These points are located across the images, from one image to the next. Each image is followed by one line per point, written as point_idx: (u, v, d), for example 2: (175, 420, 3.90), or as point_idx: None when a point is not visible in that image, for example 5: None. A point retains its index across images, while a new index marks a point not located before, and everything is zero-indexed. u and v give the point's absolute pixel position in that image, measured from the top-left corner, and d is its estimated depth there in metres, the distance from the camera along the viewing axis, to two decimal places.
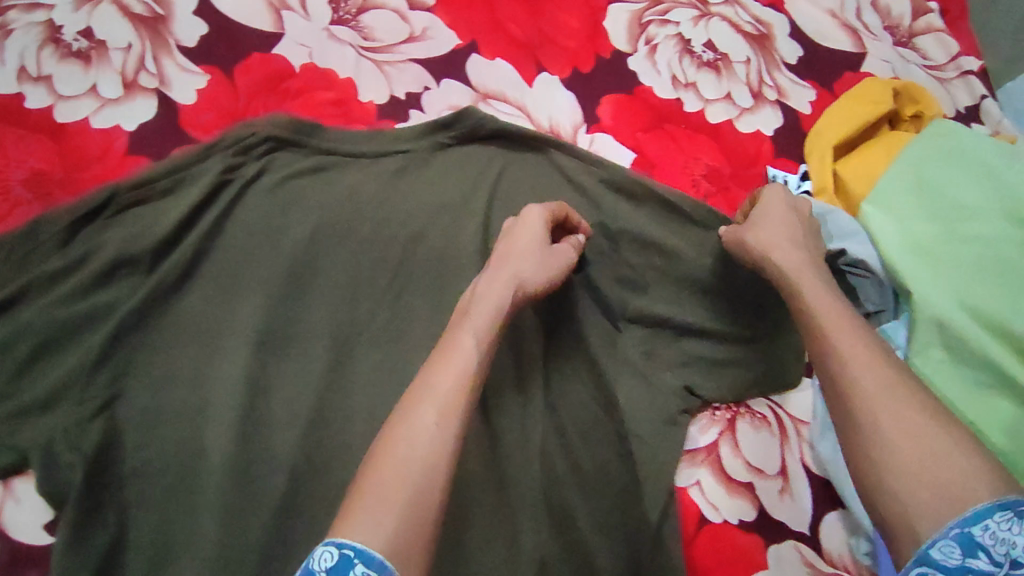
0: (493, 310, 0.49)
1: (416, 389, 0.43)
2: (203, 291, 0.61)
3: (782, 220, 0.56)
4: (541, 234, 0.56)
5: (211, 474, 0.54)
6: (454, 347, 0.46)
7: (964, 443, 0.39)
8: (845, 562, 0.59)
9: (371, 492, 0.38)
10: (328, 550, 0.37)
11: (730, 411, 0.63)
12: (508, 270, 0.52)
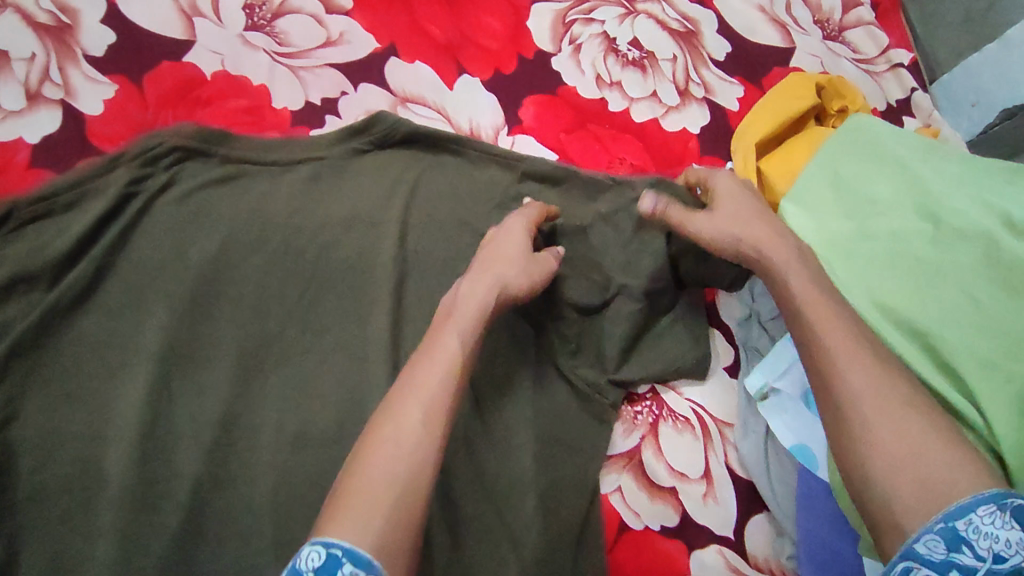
0: (477, 314, 0.49)
1: (401, 389, 0.43)
2: (105, 306, 0.58)
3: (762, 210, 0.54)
4: (524, 241, 0.56)
5: (109, 498, 0.52)
6: (435, 347, 0.46)
7: (905, 444, 0.38)
8: (771, 565, 0.57)
9: (358, 490, 0.38)
10: (315, 550, 0.35)
11: (652, 415, 0.61)
12: (492, 272, 0.52)
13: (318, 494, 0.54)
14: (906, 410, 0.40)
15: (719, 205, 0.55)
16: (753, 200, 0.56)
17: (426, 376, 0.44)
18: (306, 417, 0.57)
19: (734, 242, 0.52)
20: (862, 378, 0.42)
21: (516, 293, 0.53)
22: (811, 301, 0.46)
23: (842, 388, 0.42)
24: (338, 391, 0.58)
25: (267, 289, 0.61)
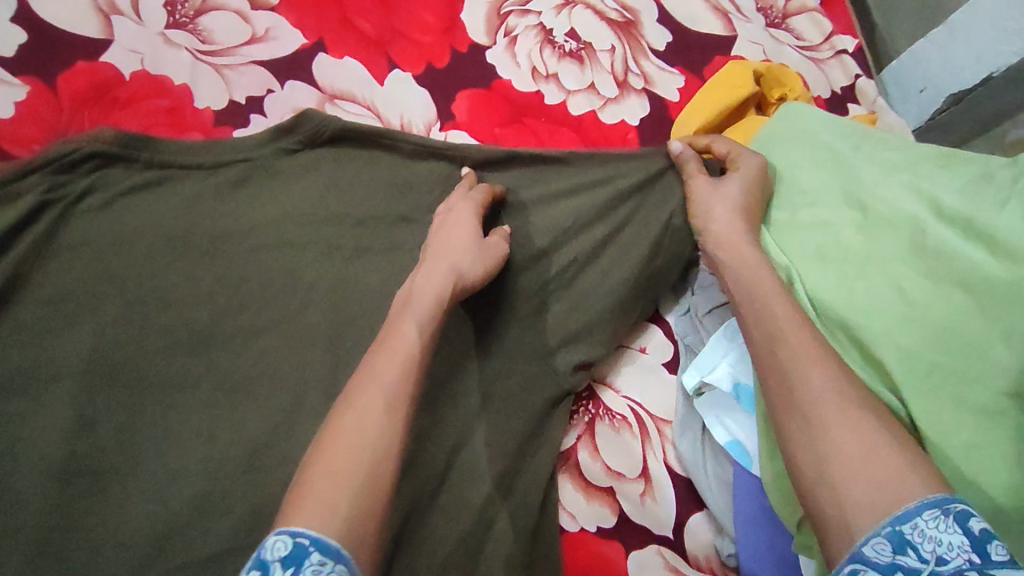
0: (434, 301, 0.48)
1: (359, 376, 0.42)
2: (20, 318, 0.55)
3: (752, 210, 0.55)
4: (473, 226, 0.55)
5: (21, 516, 0.49)
6: (395, 336, 0.45)
7: (856, 438, 0.37)
8: (711, 563, 0.55)
9: (318, 480, 0.37)
10: (281, 539, 0.34)
11: (588, 414, 0.60)
12: (446, 262, 0.51)
13: (256, 502, 0.52)
14: (860, 413, 0.38)
15: (725, 182, 0.56)
16: (753, 198, 0.55)
17: (383, 360, 0.43)
18: (236, 425, 0.55)
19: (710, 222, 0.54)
20: (821, 381, 0.40)
21: (473, 283, 0.53)
22: (772, 297, 0.47)
23: (802, 387, 0.40)
24: (268, 397, 0.56)
25: (195, 294, 0.58)
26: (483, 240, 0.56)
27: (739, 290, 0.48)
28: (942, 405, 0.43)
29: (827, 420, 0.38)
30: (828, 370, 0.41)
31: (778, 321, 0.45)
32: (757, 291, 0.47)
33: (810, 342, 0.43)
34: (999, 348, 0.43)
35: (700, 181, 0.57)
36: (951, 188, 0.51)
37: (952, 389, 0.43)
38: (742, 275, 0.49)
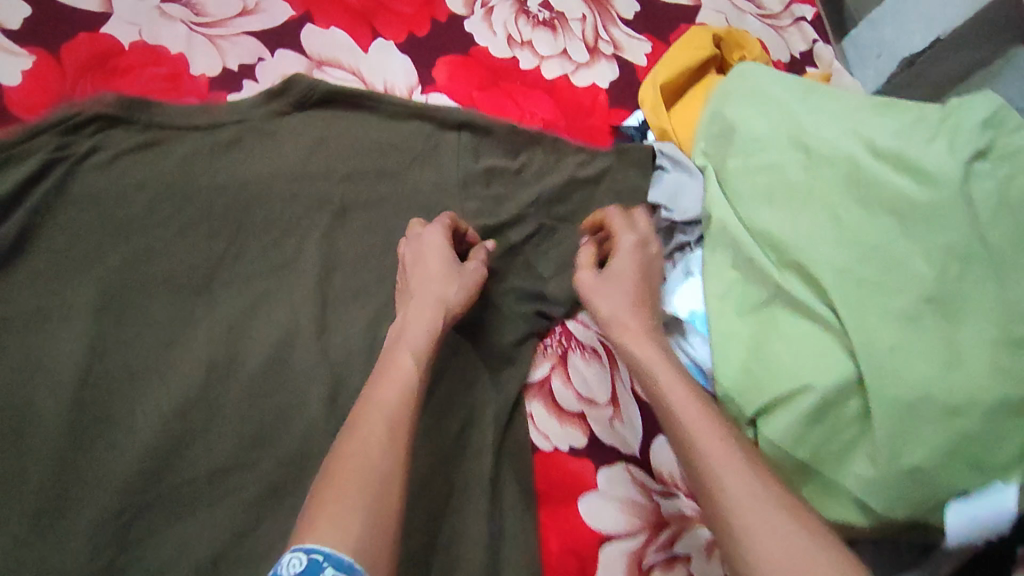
0: (427, 333, 0.54)
1: (364, 407, 0.47)
2: (34, 267, 0.59)
3: (643, 297, 0.56)
4: (450, 256, 0.59)
5: (45, 442, 0.54)
6: (392, 368, 0.50)
7: (783, 535, 0.38)
8: (675, 479, 0.61)
9: (329, 503, 0.40)
10: (296, 557, 0.38)
11: (560, 347, 0.65)
12: (432, 298, 0.56)
13: (257, 426, 0.58)
14: (779, 509, 0.40)
15: (611, 274, 0.58)
16: (640, 280, 0.57)
17: (384, 394, 0.48)
18: (236, 360, 0.60)
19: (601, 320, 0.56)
20: (736, 480, 0.41)
21: (459, 310, 0.58)
22: (678, 398, 0.47)
23: (720, 489, 0.41)
24: (266, 335, 0.61)
25: (193, 245, 0.63)
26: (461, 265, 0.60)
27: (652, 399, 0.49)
28: (868, 314, 0.48)
29: (748, 532, 0.39)
30: (738, 469, 0.42)
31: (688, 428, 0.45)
32: (664, 391, 0.48)
33: (716, 443, 0.44)
34: (917, 263, 0.48)
35: (586, 278, 0.58)
36: (886, 130, 0.56)
37: (875, 298, 0.49)
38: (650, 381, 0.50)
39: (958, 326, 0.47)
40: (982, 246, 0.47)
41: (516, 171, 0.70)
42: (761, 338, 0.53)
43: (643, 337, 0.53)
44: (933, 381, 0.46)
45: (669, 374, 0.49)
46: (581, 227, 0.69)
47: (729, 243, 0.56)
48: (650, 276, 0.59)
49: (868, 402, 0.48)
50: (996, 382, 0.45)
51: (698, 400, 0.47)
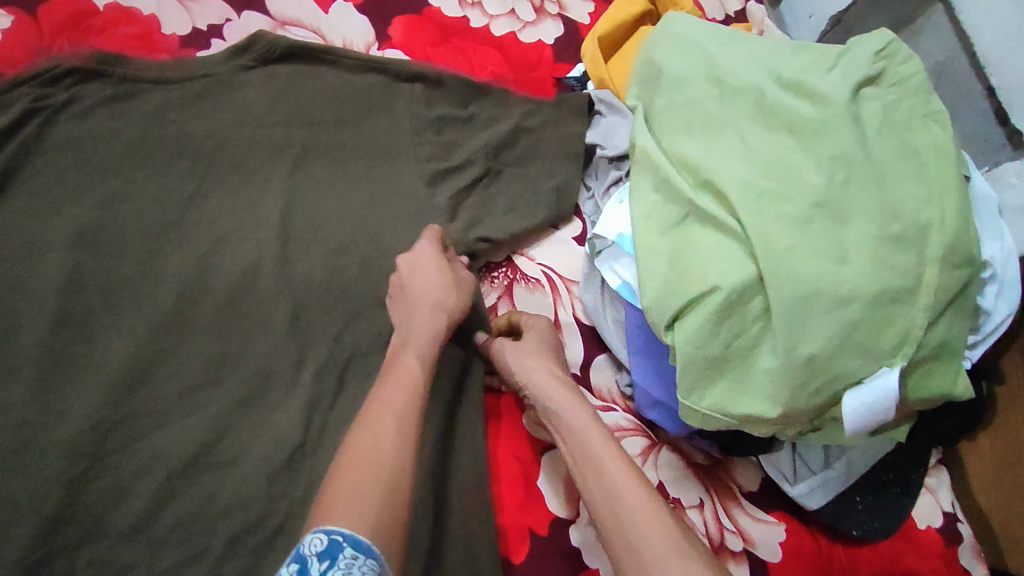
0: (430, 337, 0.57)
1: (374, 407, 0.49)
2: (14, 206, 0.63)
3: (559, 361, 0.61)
4: (446, 263, 0.62)
5: (25, 363, 0.58)
6: (400, 373, 0.52)
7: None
8: (613, 395, 0.68)
9: (345, 491, 0.44)
10: (317, 537, 0.41)
11: (506, 279, 0.72)
12: (433, 303, 0.59)
13: (226, 349, 0.63)
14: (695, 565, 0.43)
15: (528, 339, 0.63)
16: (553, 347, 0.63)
17: (392, 394, 0.51)
18: (205, 289, 0.65)
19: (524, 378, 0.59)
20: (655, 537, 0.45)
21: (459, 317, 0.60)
22: (606, 455, 0.52)
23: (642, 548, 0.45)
24: (234, 268, 0.66)
25: (165, 186, 0.67)
26: (456, 274, 0.62)
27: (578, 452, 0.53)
28: (767, 220, 0.54)
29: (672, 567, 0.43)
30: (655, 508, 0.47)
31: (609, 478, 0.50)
32: (590, 447, 0.53)
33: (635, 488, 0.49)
34: (810, 172, 0.54)
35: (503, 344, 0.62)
36: (792, 65, 0.61)
37: (774, 205, 0.54)
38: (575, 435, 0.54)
39: (845, 226, 0.53)
40: (864, 157, 0.54)
41: (466, 117, 0.75)
42: (679, 250, 0.58)
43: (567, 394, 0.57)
44: (824, 276, 0.52)
45: (592, 427, 0.54)
46: (530, 170, 0.74)
47: (650, 168, 0.62)
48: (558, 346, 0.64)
49: (768, 298, 0.54)
50: (877, 276, 0.52)
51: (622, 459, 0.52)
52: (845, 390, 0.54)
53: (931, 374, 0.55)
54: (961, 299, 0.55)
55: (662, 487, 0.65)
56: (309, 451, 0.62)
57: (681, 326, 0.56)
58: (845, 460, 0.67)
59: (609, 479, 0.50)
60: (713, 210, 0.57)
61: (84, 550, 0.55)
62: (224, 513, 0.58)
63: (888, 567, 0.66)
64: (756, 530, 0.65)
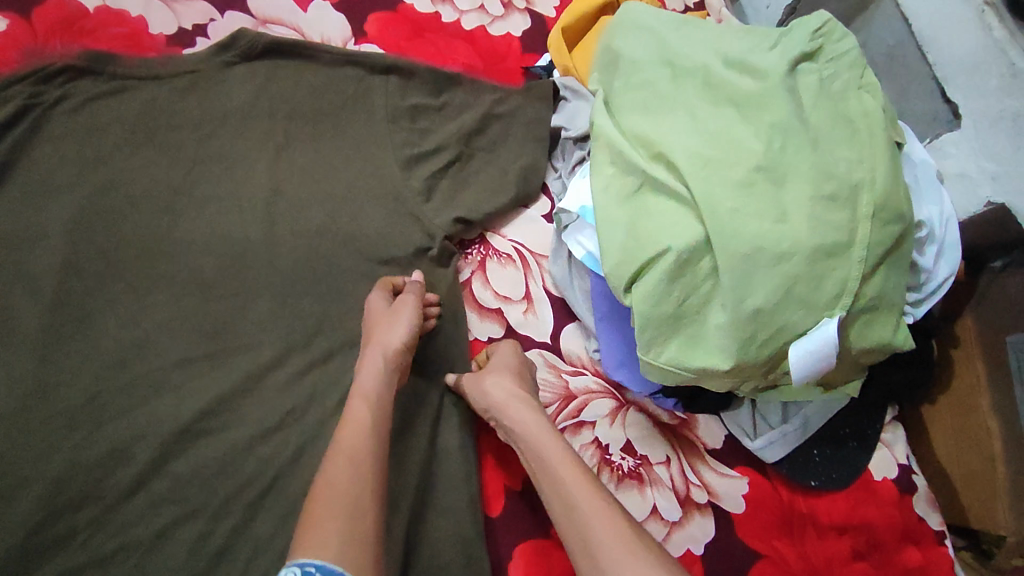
0: (371, 377, 0.59)
1: (332, 450, 0.53)
2: (10, 193, 0.67)
3: (522, 377, 0.64)
4: (381, 307, 0.65)
5: (23, 339, 0.62)
6: (347, 417, 0.56)
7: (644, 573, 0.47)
8: (583, 361, 0.72)
9: (312, 529, 0.47)
10: (291, 570, 0.45)
11: (480, 255, 0.76)
12: (371, 347, 0.62)
13: (213, 323, 0.67)
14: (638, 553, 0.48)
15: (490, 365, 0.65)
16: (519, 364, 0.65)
17: (346, 436, 0.54)
18: (192, 268, 0.68)
19: (484, 398, 0.62)
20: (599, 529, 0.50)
21: (403, 350, 0.62)
22: (556, 456, 0.56)
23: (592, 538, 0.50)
24: (220, 248, 0.69)
25: (155, 174, 0.71)
26: (393, 309, 0.65)
27: (536, 463, 0.57)
28: (712, 183, 0.58)
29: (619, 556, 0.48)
30: (594, 491, 0.53)
31: (563, 483, 0.54)
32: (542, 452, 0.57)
33: (579, 478, 0.54)
34: (752, 139, 0.59)
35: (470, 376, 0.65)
36: (737, 46, 0.66)
37: (719, 170, 0.58)
38: (534, 446, 0.58)
39: (784, 188, 0.57)
40: (800, 124, 0.59)
41: (439, 106, 0.79)
42: (635, 217, 0.62)
43: (521, 405, 0.61)
44: (765, 234, 0.56)
45: (547, 434, 0.58)
46: (499, 152, 0.78)
47: (608, 145, 0.66)
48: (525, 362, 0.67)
49: (716, 258, 0.58)
50: (814, 232, 0.56)
51: (573, 460, 0.56)
52: (792, 341, 0.58)
53: (872, 324, 0.59)
54: (896, 255, 0.59)
55: (630, 445, 0.69)
56: (297, 416, 0.66)
57: (637, 288, 0.60)
58: (802, 415, 0.70)
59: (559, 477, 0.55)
60: (665, 180, 0.61)
61: (84, 512, 0.58)
62: (219, 474, 0.62)
63: (848, 515, 0.70)
64: (720, 484, 0.69)
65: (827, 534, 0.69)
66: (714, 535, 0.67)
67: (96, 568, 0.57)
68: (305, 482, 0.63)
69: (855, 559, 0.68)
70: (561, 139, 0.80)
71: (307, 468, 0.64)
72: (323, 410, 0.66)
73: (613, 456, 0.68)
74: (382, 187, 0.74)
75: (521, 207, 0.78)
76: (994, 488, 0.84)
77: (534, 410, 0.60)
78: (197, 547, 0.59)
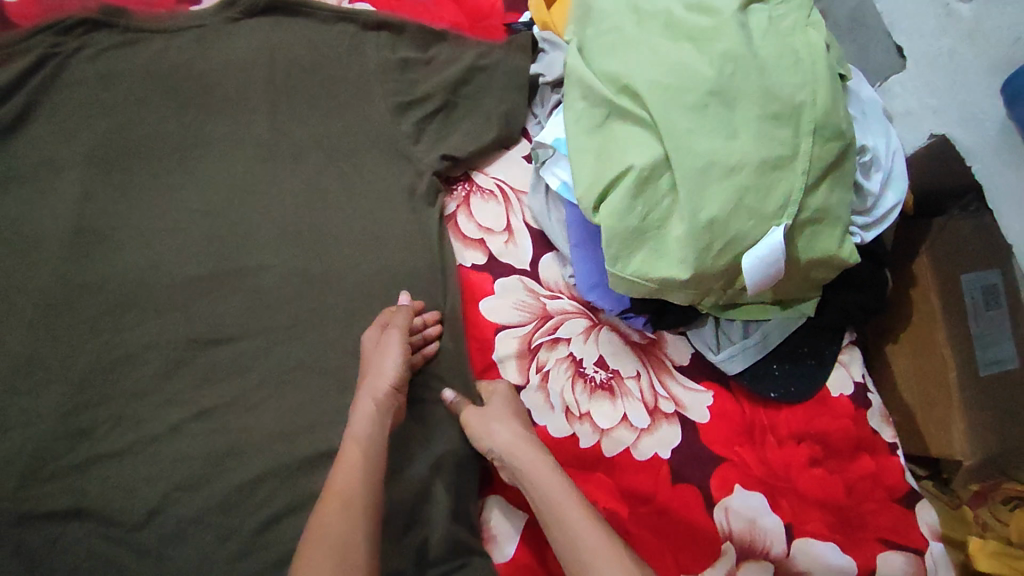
0: (367, 421, 0.61)
1: (328, 489, 0.56)
2: (34, 133, 0.74)
3: (521, 420, 0.66)
4: (374, 348, 0.67)
5: (47, 259, 0.69)
6: (343, 457, 0.58)
7: None
8: (560, 286, 0.78)
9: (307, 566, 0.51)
10: None
11: (465, 191, 0.82)
12: (364, 391, 0.64)
13: (217, 249, 0.72)
14: None
15: (487, 406, 0.67)
16: (515, 408, 0.68)
17: (343, 477, 0.57)
18: (197, 200, 0.74)
19: (487, 438, 0.64)
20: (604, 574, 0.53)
21: (396, 393, 0.64)
22: (561, 496, 0.58)
23: None
24: (224, 183, 0.75)
25: (164, 115, 0.77)
26: (383, 347, 0.66)
27: (546, 505, 0.58)
28: (670, 108, 0.64)
29: None
30: (600, 535, 0.55)
31: (570, 526, 0.56)
32: (546, 493, 0.59)
33: (586, 521, 0.56)
34: (705, 67, 0.65)
35: (469, 413, 0.67)
36: None
37: (676, 98, 0.65)
38: (538, 484, 0.60)
39: (734, 109, 0.63)
40: (748, 53, 0.65)
41: (426, 59, 0.85)
42: (603, 145, 0.69)
43: (523, 444, 0.63)
44: (718, 149, 0.62)
45: (551, 473, 0.61)
46: (483, 100, 0.84)
47: (579, 81, 0.73)
48: (518, 407, 0.68)
49: (674, 173, 0.64)
50: (760, 147, 0.62)
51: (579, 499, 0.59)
52: (744, 251, 0.64)
53: (817, 237, 0.66)
54: (839, 171, 0.65)
55: (603, 359, 0.75)
56: (294, 329, 0.70)
57: (604, 206, 0.67)
58: (761, 331, 0.75)
59: (566, 520, 0.57)
60: (630, 108, 0.68)
61: (103, 408, 0.64)
62: (223, 380, 0.67)
63: (804, 424, 0.76)
64: (686, 396, 0.75)
65: (786, 442, 0.75)
66: (680, 440, 0.73)
67: (115, 458, 0.63)
68: (301, 392, 0.68)
69: (812, 465, 0.74)
70: (540, 86, 0.86)
71: (305, 376, 0.68)
72: (318, 325, 0.71)
73: (586, 369, 0.74)
74: (373, 130, 0.80)
75: (503, 149, 0.84)
76: (949, 413, 0.90)
77: (538, 451, 0.62)
78: (205, 442, 0.65)
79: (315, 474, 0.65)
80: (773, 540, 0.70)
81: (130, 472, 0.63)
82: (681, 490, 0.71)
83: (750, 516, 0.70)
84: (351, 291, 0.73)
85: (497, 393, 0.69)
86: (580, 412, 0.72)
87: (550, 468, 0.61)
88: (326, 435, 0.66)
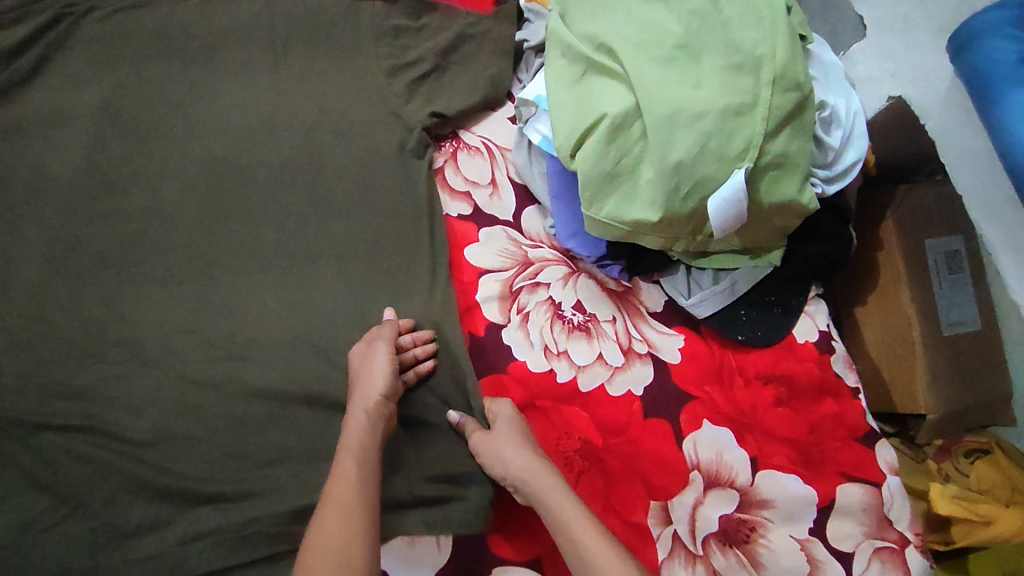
0: (360, 438, 0.62)
1: (325, 505, 0.57)
2: (47, 84, 0.79)
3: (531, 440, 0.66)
4: (361, 363, 0.68)
5: (59, 199, 0.73)
6: (337, 474, 0.59)
7: None
8: (542, 237, 0.84)
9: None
10: None
11: (453, 148, 0.87)
12: (354, 407, 0.65)
13: (217, 193, 0.77)
14: None
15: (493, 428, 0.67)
16: (522, 427, 0.68)
17: (339, 493, 0.58)
18: (199, 149, 0.79)
19: (502, 465, 0.64)
20: None
21: (384, 411, 0.65)
22: (584, 531, 0.58)
23: None
24: (225, 134, 0.80)
25: (169, 71, 0.82)
26: (371, 364, 0.67)
27: (573, 542, 0.58)
28: (641, 60, 0.69)
29: None
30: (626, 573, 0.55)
31: (597, 562, 0.56)
32: (569, 525, 0.59)
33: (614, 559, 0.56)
34: (674, 23, 0.70)
35: (477, 438, 0.67)
36: None
37: (647, 51, 0.70)
38: (553, 508, 0.60)
39: (700, 62, 0.68)
40: (714, 11, 0.70)
41: (417, 27, 0.89)
42: (580, 99, 0.73)
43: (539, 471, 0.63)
44: (683, 97, 0.67)
45: (572, 504, 0.60)
46: (471, 64, 0.89)
47: (559, 41, 0.78)
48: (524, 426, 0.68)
49: (645, 121, 0.69)
50: (723, 94, 0.67)
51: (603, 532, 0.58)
52: (709, 194, 0.68)
53: (779, 181, 0.70)
54: (799, 122, 0.70)
55: (581, 303, 0.80)
56: (288, 268, 0.75)
57: (581, 152, 0.71)
58: (729, 278, 0.80)
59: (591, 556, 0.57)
60: (606, 64, 0.73)
61: (108, 333, 0.69)
62: (221, 312, 0.72)
63: (769, 367, 0.80)
64: (660, 339, 0.80)
65: (753, 383, 0.80)
66: (653, 378, 0.77)
67: (119, 379, 0.67)
68: (294, 323, 0.72)
69: (776, 405, 0.78)
70: (525, 51, 0.91)
71: (298, 310, 0.73)
72: (310, 264, 0.75)
73: (565, 312, 0.79)
74: (366, 89, 0.85)
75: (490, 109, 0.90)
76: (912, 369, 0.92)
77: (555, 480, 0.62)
78: (202, 367, 0.69)
79: (305, 397, 0.69)
80: (738, 470, 0.74)
81: (132, 391, 0.67)
82: (651, 425, 0.75)
83: (717, 450, 0.75)
84: (342, 234, 0.77)
85: (501, 413, 0.69)
86: (558, 350, 0.77)
87: (570, 499, 0.61)
88: (315, 362, 0.70)
